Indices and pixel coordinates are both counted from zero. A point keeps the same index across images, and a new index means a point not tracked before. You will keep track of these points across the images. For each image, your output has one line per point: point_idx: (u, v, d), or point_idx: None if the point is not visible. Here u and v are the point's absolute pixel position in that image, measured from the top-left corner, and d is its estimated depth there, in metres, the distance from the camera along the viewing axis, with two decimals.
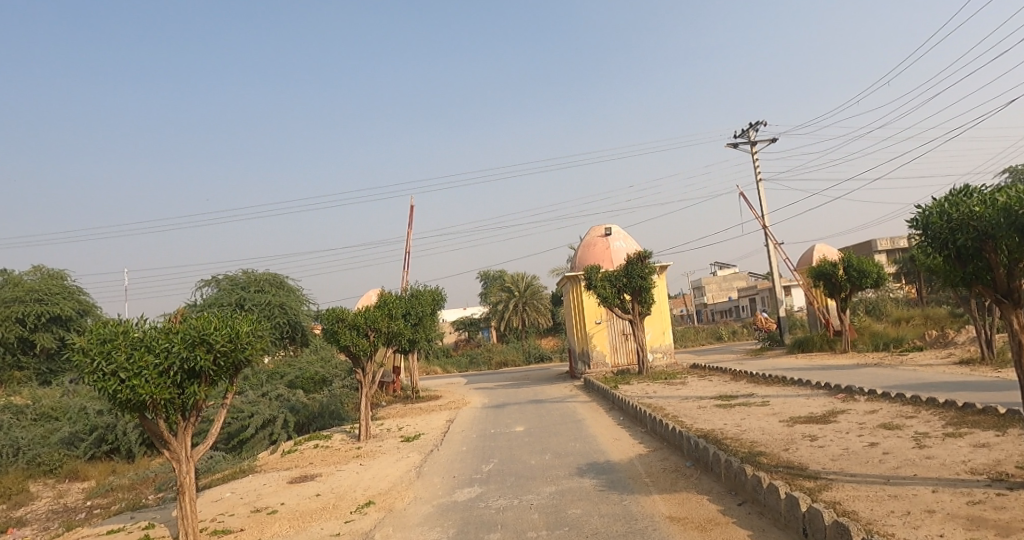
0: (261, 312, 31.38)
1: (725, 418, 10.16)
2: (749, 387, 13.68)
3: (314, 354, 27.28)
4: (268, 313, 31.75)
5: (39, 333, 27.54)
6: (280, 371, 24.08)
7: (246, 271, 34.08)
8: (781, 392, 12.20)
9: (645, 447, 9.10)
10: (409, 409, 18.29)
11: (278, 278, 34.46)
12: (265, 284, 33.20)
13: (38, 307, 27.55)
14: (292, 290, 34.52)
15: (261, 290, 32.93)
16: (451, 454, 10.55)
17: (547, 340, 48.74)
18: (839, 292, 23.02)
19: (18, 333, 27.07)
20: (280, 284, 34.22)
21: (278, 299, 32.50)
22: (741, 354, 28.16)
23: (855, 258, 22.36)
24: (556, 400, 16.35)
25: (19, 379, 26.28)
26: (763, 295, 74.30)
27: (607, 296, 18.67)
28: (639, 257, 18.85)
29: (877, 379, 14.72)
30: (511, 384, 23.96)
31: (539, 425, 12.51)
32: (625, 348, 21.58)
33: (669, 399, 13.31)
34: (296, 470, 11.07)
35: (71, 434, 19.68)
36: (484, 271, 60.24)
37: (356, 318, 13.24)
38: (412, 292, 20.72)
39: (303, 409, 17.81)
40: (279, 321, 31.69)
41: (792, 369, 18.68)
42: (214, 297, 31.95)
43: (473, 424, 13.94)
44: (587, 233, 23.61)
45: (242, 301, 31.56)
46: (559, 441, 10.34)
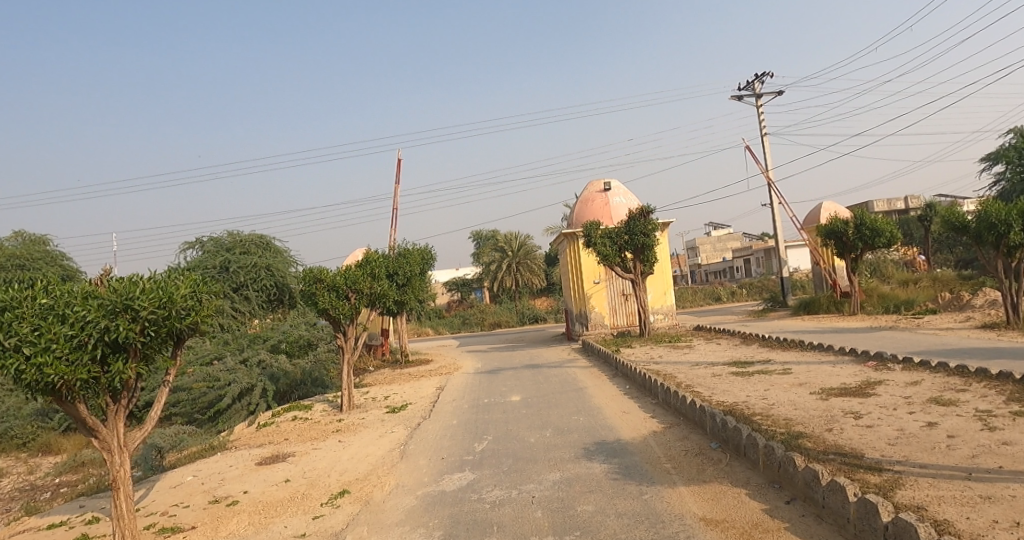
0: (246, 275, 30.11)
1: (746, 389, 9.09)
2: (763, 353, 12.63)
3: (300, 317, 26.18)
4: (254, 276, 30.48)
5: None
6: (263, 335, 22.97)
7: (230, 232, 32.70)
8: (802, 359, 11.13)
9: (659, 423, 8.01)
10: (397, 376, 17.24)
11: (264, 240, 33.09)
12: (250, 245, 31.84)
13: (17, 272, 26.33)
14: (280, 251, 33.21)
15: (246, 252, 31.59)
16: (440, 430, 9.48)
17: (541, 301, 47.77)
18: (849, 252, 21.75)
19: None
20: (266, 245, 32.89)
21: (264, 261, 31.17)
22: (743, 316, 27.20)
23: (868, 217, 21.05)
24: (553, 365, 15.31)
25: None
26: (758, 256, 73.48)
27: (608, 254, 17.45)
28: (641, 213, 17.61)
29: (898, 344, 13.69)
30: (505, 347, 22.97)
31: (537, 394, 11.45)
32: (625, 309, 20.53)
33: (677, 365, 12.25)
34: (269, 448, 10.00)
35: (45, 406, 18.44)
36: (477, 231, 58.88)
37: (334, 280, 12.03)
38: (399, 252, 19.48)
39: (285, 375, 16.76)
40: (266, 283, 30.45)
41: (802, 333, 17.65)
42: (198, 259, 30.62)
43: (465, 392, 12.88)
44: (585, 188, 22.31)
45: (226, 263, 30.27)
46: (560, 414, 9.26)
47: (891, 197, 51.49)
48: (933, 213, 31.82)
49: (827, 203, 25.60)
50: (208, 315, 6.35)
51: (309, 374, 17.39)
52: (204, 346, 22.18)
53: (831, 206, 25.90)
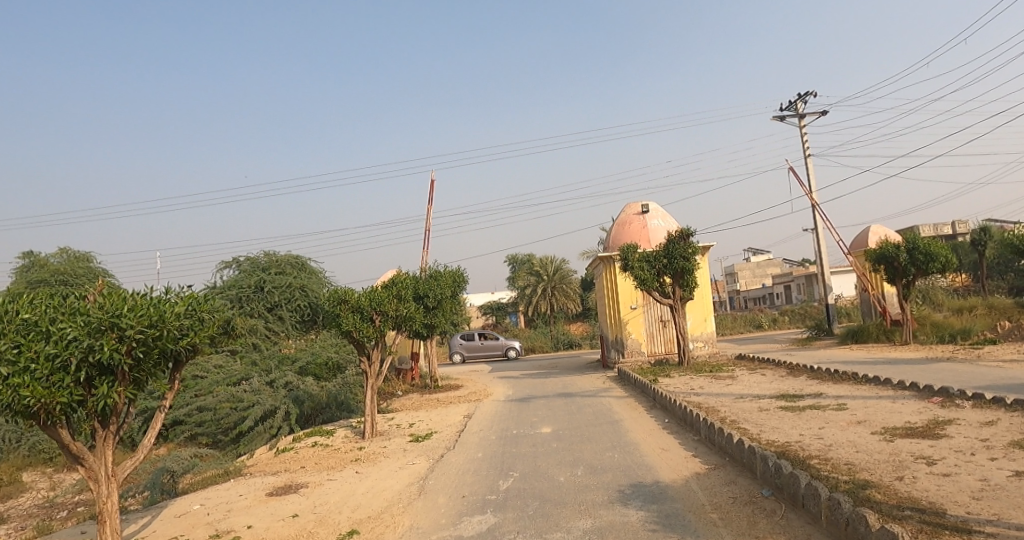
0: (280, 295, 30.13)
1: (798, 426, 8.27)
2: (813, 385, 11.71)
3: (331, 338, 25.91)
4: (288, 296, 30.46)
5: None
6: (293, 356, 22.76)
7: (267, 252, 32.92)
8: (857, 393, 10.22)
9: (703, 463, 7.27)
10: (424, 401, 16.70)
11: (299, 260, 33.17)
12: (286, 266, 31.92)
13: None
14: (314, 272, 33.23)
15: (282, 272, 31.66)
16: (463, 463, 8.86)
17: (576, 326, 46.89)
18: (900, 277, 20.54)
19: None
20: (302, 266, 32.95)
21: (298, 281, 31.16)
22: (786, 345, 25.97)
23: (921, 241, 19.93)
24: (586, 394, 14.57)
25: None
26: (799, 282, 71.35)
27: (646, 278, 16.73)
28: (680, 235, 16.89)
29: (961, 377, 12.60)
30: (537, 373, 22.26)
31: (568, 425, 10.76)
32: (662, 336, 19.70)
33: (719, 397, 11.42)
34: (285, 476, 9.51)
35: None
36: (512, 255, 58.47)
37: (359, 301, 11.59)
38: (429, 274, 19.07)
39: (311, 398, 16.34)
40: (299, 304, 30.37)
41: (853, 363, 16.58)
42: (234, 279, 30.78)
43: (493, 421, 12.25)
44: (622, 210, 21.67)
45: (262, 283, 30.37)
46: (593, 450, 8.55)
47: (942, 223, 49.43)
48: (990, 239, 30.16)
49: (875, 226, 24.45)
50: (211, 336, 5.97)
51: (335, 398, 16.95)
52: (235, 367, 22.04)
53: (879, 229, 24.75)
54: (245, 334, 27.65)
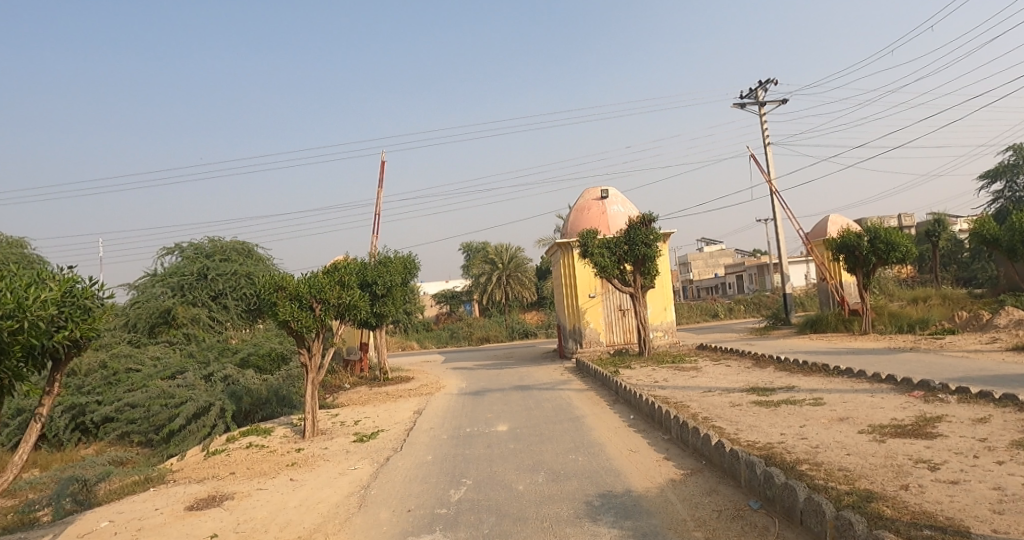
0: (226, 283, 28.49)
1: (776, 424, 7.63)
2: (782, 377, 11.18)
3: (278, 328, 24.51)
4: (234, 284, 28.81)
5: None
6: (235, 347, 21.39)
7: (211, 238, 31.15)
8: (832, 387, 9.68)
9: (677, 467, 6.55)
10: (373, 396, 15.68)
11: (246, 247, 31.55)
12: (232, 252, 30.27)
13: None
14: (262, 259, 31.62)
15: (227, 259, 29.99)
16: (411, 468, 7.95)
17: (532, 315, 46.24)
18: (861, 266, 20.26)
19: None
20: (248, 253, 31.27)
21: (245, 268, 29.52)
22: (743, 334, 25.79)
23: (882, 230, 19.70)
24: (545, 387, 13.81)
25: None
26: (750, 273, 72.46)
27: (607, 266, 16.00)
28: (643, 221, 16.21)
29: (928, 368, 12.30)
30: (493, 363, 21.45)
31: (526, 422, 9.95)
32: (622, 325, 19.11)
33: (685, 390, 10.78)
34: (209, 485, 8.42)
35: None
36: (467, 242, 57.41)
37: (296, 288, 10.50)
38: (379, 259, 17.95)
39: (250, 393, 15.10)
40: (246, 291, 28.71)
41: (815, 354, 16.26)
42: (175, 266, 28.98)
43: (446, 418, 11.35)
44: (581, 195, 20.95)
45: (205, 271, 28.65)
46: (554, 452, 7.76)
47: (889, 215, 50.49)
48: (939, 230, 30.61)
49: (834, 215, 24.40)
50: (85, 326, 5.39)
51: (277, 392, 15.76)
52: (171, 359, 20.53)
53: (837, 218, 24.76)
54: (185, 324, 25.96)
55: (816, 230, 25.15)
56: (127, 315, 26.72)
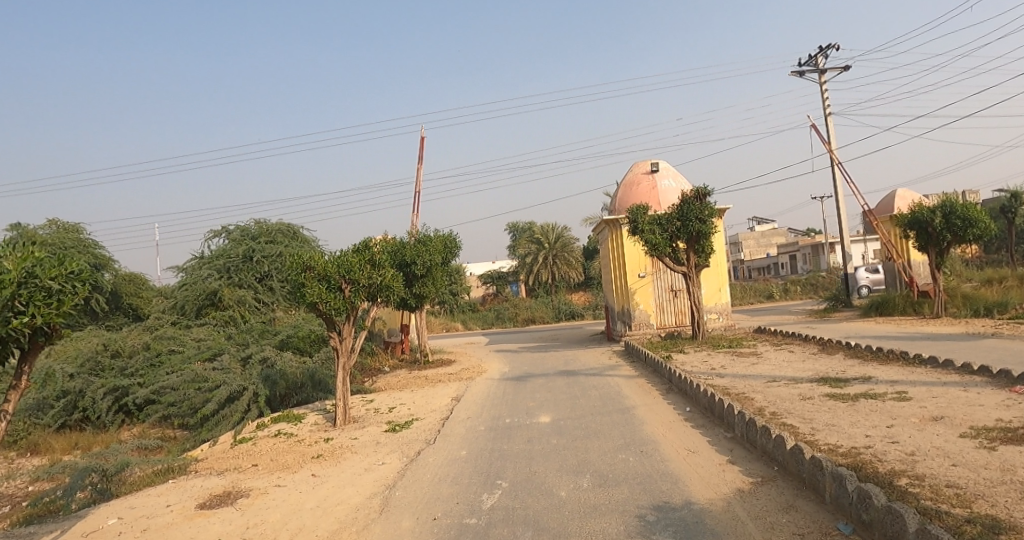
0: (271, 265, 28.48)
1: (858, 424, 6.61)
2: (855, 366, 10.04)
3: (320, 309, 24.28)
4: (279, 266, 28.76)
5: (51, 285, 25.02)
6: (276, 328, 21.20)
7: (257, 220, 31.14)
8: (917, 380, 8.53)
9: (743, 473, 5.67)
10: (411, 380, 15.16)
11: (291, 228, 31.46)
12: (277, 234, 30.19)
13: None
14: (307, 241, 31.50)
15: (273, 241, 29.93)
16: (443, 464, 7.26)
17: (578, 295, 45.26)
18: (934, 243, 18.40)
19: None
20: (293, 234, 31.21)
21: (291, 250, 29.43)
22: (802, 316, 24.30)
23: (958, 204, 17.80)
24: (590, 372, 12.97)
25: None
26: (805, 252, 69.70)
27: (657, 243, 14.98)
28: (696, 195, 15.07)
29: (1023, 357, 10.91)
30: (537, 346, 20.71)
31: (569, 413, 9.15)
32: (672, 307, 18.06)
33: (746, 379, 9.77)
34: (229, 478, 7.93)
35: (39, 400, 17.90)
36: (512, 222, 56.61)
37: (325, 268, 9.89)
38: (418, 238, 17.30)
39: (285, 376, 14.78)
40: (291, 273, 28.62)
41: (886, 339, 14.91)
42: (222, 248, 29.08)
43: (484, 406, 10.64)
44: (629, 170, 19.86)
45: (251, 253, 28.63)
46: (598, 450, 6.93)
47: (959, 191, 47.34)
48: (1019, 204, 28.19)
49: (903, 189, 22.66)
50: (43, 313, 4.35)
51: (312, 374, 15.37)
52: (214, 341, 20.47)
53: (906, 193, 23.00)
54: (231, 305, 26.04)
55: (883, 205, 23.51)
56: (176, 297, 26.97)
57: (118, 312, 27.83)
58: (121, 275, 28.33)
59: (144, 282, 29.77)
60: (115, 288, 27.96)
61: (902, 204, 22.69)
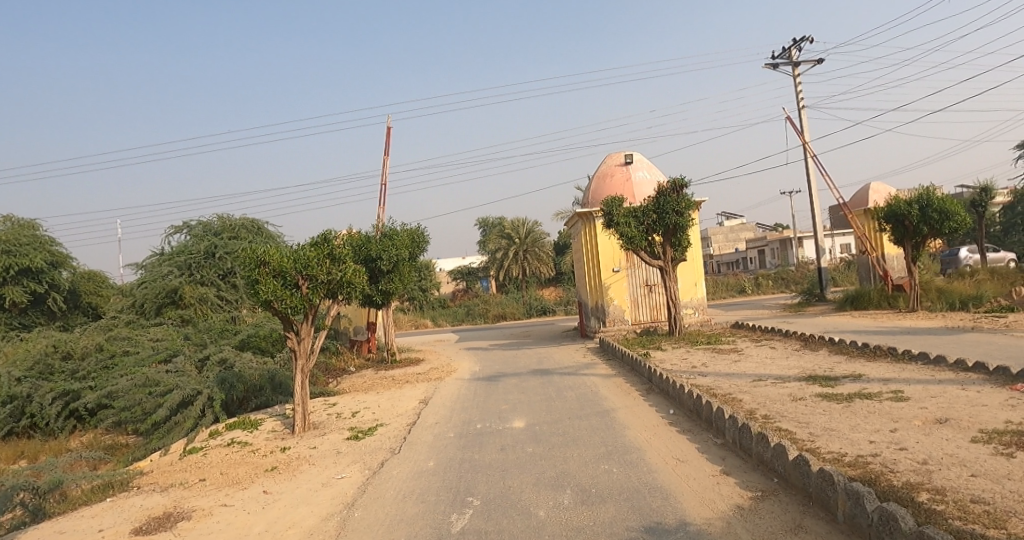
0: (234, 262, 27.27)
1: (858, 428, 6.13)
2: (843, 363, 9.64)
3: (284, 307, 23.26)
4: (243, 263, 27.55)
5: (8, 286, 23.60)
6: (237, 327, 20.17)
7: (220, 215, 29.78)
8: (911, 378, 8.13)
9: (740, 487, 5.13)
10: (377, 381, 14.43)
11: (256, 223, 30.17)
12: (241, 230, 28.90)
13: (4, 259, 23.21)
14: (273, 236, 30.28)
15: (236, 237, 28.61)
16: (409, 478, 6.59)
17: (550, 291, 44.76)
18: (911, 237, 18.26)
19: None
20: (258, 229, 30.04)
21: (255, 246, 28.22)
22: (776, 311, 24.12)
23: (936, 197, 17.65)
24: (566, 371, 12.39)
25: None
26: (773, 246, 70.38)
27: (633, 237, 14.45)
28: (673, 187, 14.56)
29: (1008, 352, 10.65)
30: (509, 343, 20.11)
31: (546, 417, 8.55)
32: (648, 302, 17.61)
33: (731, 378, 9.29)
34: (171, 496, 7.15)
35: None
36: (483, 217, 55.84)
37: (279, 263, 9.08)
38: (385, 233, 16.51)
39: (243, 379, 13.94)
40: None
41: (866, 334, 14.64)
42: (183, 245, 27.70)
43: (454, 409, 9.98)
44: (603, 162, 19.35)
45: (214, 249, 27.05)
46: (578, 460, 6.34)
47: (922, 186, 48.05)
48: (988, 198, 28.44)
49: (876, 183, 22.62)
50: None
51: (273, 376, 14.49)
52: (171, 341, 19.39)
53: (879, 186, 22.97)
54: (192, 304, 24.83)
55: (857, 198, 23.45)
56: (134, 295, 25.68)
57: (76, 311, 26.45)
58: (79, 273, 26.93)
59: (102, 279, 28.39)
60: (73, 286, 26.56)
61: (875, 198, 22.64)
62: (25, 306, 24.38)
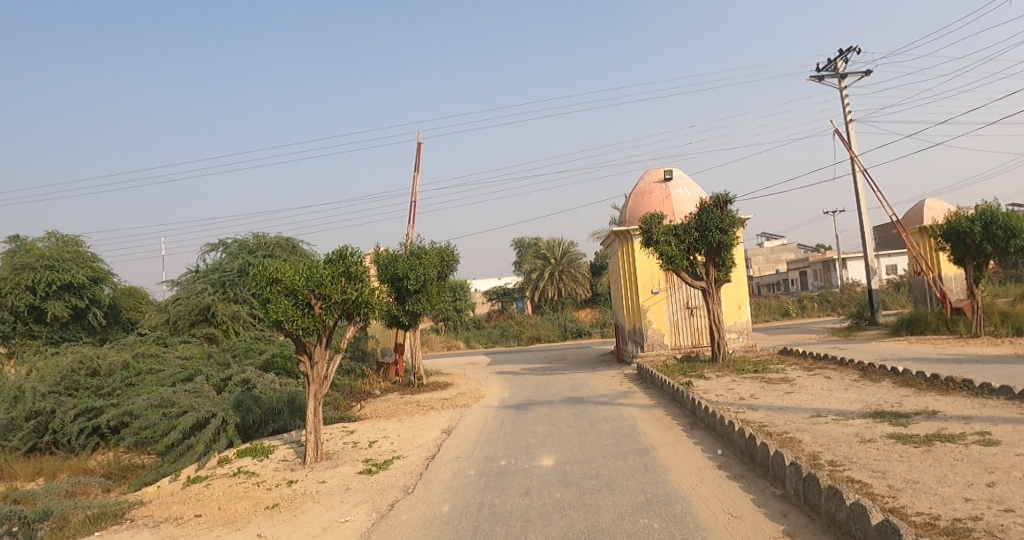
0: None
1: (948, 481, 5.13)
2: (912, 398, 8.55)
3: None
4: None
5: (49, 301, 23.73)
6: (264, 347, 19.77)
7: (256, 234, 29.79)
8: (999, 418, 7.02)
9: None
10: (401, 407, 13.76)
11: (291, 242, 30.06)
12: (276, 248, 28.79)
13: (47, 274, 23.47)
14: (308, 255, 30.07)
15: (271, 255, 28.49)
16: (417, 525, 5.82)
17: (585, 312, 43.75)
18: (973, 256, 16.86)
19: (27, 303, 23.29)
20: (293, 248, 29.86)
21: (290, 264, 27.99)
22: (825, 336, 22.73)
23: (1001, 213, 16.30)
24: (600, 401, 11.49)
25: (27, 352, 22.60)
26: (816, 268, 68.01)
27: (674, 256, 13.57)
28: (716, 203, 13.66)
29: None
30: (541, 367, 19.28)
31: (576, 454, 7.69)
32: (688, 326, 16.60)
33: (785, 413, 8.29)
34: (162, 536, 6.52)
35: (6, 421, 16.56)
36: (518, 237, 55.24)
37: (290, 281, 8.49)
38: (412, 251, 15.92)
39: (260, 401, 13.42)
40: None
41: (929, 362, 13.37)
42: (219, 262, 27.68)
43: (477, 442, 9.19)
44: (640, 178, 18.52)
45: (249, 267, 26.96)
46: (611, 510, 5.50)
47: None
48: None
49: (932, 200, 21.27)
50: None
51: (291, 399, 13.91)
52: (196, 359, 19.08)
53: (935, 203, 21.57)
54: (224, 322, 24.63)
55: (912, 216, 22.05)
56: (168, 311, 25.54)
57: (116, 326, 26.46)
58: (120, 288, 27.08)
59: (141, 295, 28.44)
60: (114, 301, 26.73)
61: (931, 215, 21.24)
62: (67, 320, 24.52)
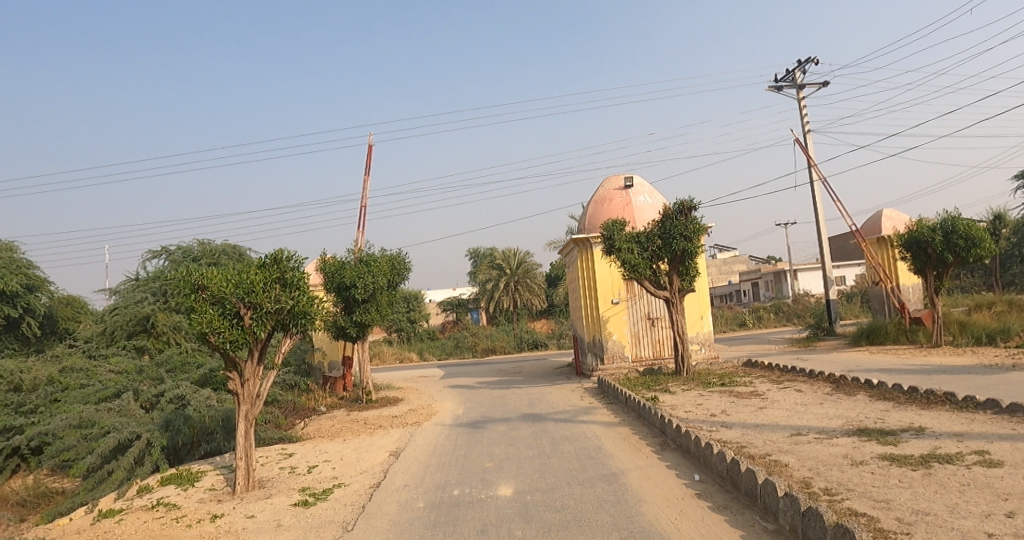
0: None
1: (961, 512, 4.56)
2: (893, 414, 8.10)
3: None
4: None
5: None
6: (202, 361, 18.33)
7: (202, 240, 28.14)
8: (991, 435, 6.58)
9: None
10: (347, 425, 12.74)
11: (239, 249, 28.52)
12: (222, 256, 27.21)
13: None
14: None
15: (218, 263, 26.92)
16: None
17: (541, 323, 43.14)
18: (933, 265, 16.93)
19: None
20: (240, 256, 28.27)
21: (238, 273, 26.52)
22: (783, 346, 22.62)
23: (961, 222, 16.39)
24: (562, 418, 10.76)
25: None
26: (767, 279, 69.16)
27: (637, 264, 12.97)
28: (680, 209, 13.17)
29: None
30: (498, 380, 18.46)
31: (540, 481, 6.91)
32: (650, 337, 16.06)
33: (762, 432, 7.70)
34: None
35: None
36: (474, 247, 54.40)
37: (216, 287, 7.51)
38: (361, 258, 14.93)
39: (192, 420, 12.14)
40: None
41: (895, 373, 13.14)
42: (160, 270, 25.96)
43: (430, 466, 8.32)
44: (600, 185, 18.01)
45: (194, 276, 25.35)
46: None
47: None
48: (1000, 227, 27.31)
49: (890, 210, 21.50)
50: None
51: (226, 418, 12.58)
52: (129, 372, 17.54)
53: (891, 213, 21.81)
54: (164, 333, 22.97)
55: (869, 226, 22.24)
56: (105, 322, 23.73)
57: (50, 337, 24.41)
58: (56, 297, 25.07)
59: (76, 305, 26.38)
60: (49, 311, 24.74)
61: (888, 225, 21.45)
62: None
